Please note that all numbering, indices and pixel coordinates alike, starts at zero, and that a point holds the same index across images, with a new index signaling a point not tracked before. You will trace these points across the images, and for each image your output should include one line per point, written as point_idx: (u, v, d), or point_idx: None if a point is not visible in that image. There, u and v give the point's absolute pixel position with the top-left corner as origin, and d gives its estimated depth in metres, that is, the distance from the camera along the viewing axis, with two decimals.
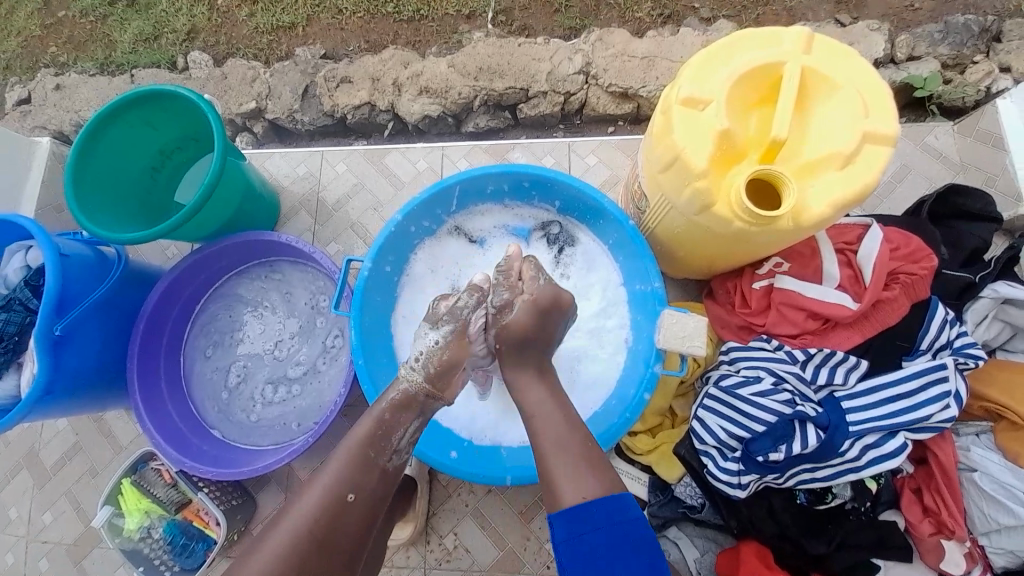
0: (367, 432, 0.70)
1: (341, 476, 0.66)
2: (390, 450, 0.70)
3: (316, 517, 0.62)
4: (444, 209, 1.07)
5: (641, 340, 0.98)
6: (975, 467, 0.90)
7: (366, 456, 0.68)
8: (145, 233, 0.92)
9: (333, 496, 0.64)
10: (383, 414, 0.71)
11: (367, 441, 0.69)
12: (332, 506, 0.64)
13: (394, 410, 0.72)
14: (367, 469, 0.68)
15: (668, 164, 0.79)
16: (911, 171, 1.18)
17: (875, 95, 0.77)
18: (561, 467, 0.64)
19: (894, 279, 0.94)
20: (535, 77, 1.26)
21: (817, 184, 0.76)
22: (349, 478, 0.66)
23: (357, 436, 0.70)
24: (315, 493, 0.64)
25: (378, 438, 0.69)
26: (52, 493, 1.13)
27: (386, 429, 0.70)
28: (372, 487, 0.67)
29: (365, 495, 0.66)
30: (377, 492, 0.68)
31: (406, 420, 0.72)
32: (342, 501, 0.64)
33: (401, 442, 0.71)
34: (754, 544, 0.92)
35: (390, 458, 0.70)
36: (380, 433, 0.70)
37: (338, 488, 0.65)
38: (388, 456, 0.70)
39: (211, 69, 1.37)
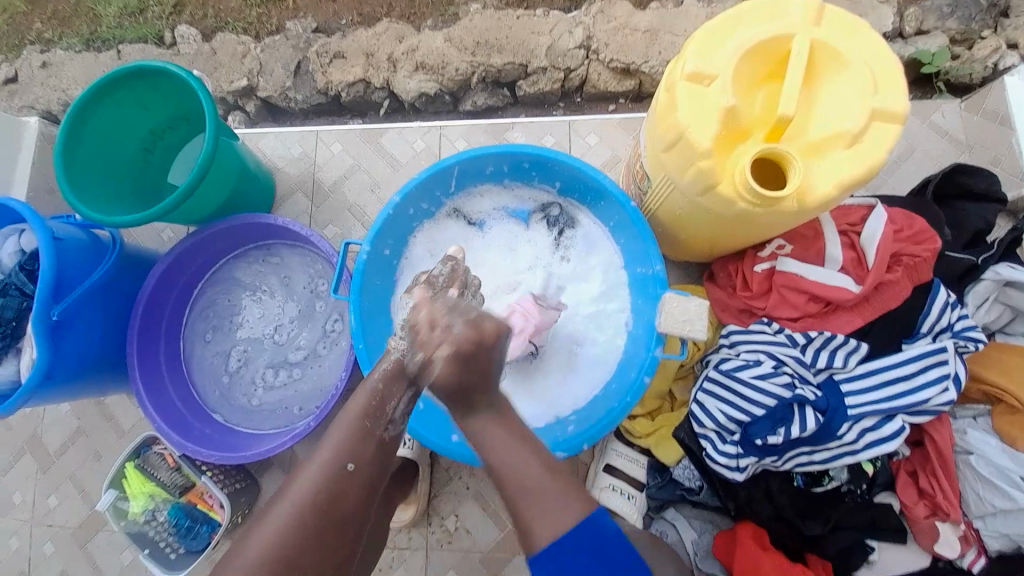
0: (362, 405, 0.67)
1: (338, 450, 0.65)
2: (387, 420, 0.67)
3: (315, 494, 0.61)
4: (443, 190, 1.05)
5: (642, 324, 0.97)
6: (972, 450, 0.91)
7: (363, 426, 0.66)
8: (139, 216, 0.91)
9: (331, 464, 0.64)
10: (376, 385, 0.68)
11: (363, 411, 0.67)
12: (331, 474, 0.63)
13: (388, 380, 0.68)
14: (365, 438, 0.66)
15: (671, 142, 0.78)
16: (917, 150, 1.16)
17: (885, 71, 0.75)
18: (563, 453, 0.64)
19: (897, 261, 0.94)
20: (535, 52, 1.22)
21: (823, 163, 0.75)
22: (347, 449, 0.65)
23: (353, 409, 0.67)
24: (313, 466, 0.64)
25: (373, 408, 0.67)
26: (56, 477, 1.14)
27: (380, 399, 0.67)
28: (372, 461, 0.65)
29: (365, 467, 0.65)
30: (377, 465, 0.66)
31: (398, 391, 0.68)
32: (342, 471, 0.64)
33: (397, 410, 0.68)
34: (751, 526, 0.94)
35: (387, 428, 0.67)
36: (374, 404, 0.67)
37: (335, 458, 0.64)
38: (384, 425, 0.67)
39: (200, 44, 1.32)
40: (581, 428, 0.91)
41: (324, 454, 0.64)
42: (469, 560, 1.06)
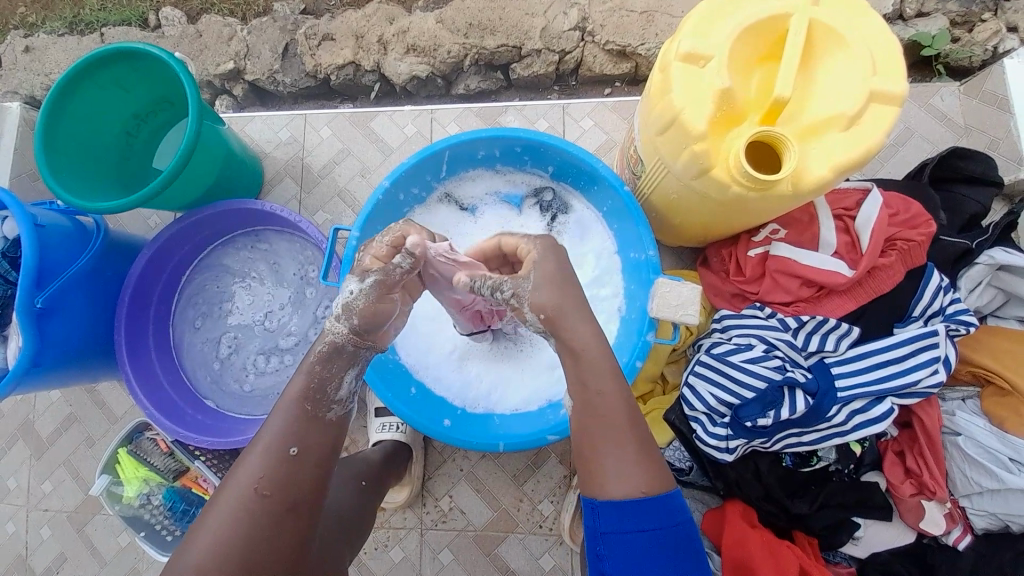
0: (301, 388, 0.68)
1: (282, 433, 0.65)
2: (329, 401, 0.68)
3: (264, 475, 0.62)
4: (434, 175, 1.04)
5: (635, 309, 0.96)
6: (959, 431, 0.92)
7: (304, 410, 0.67)
8: (124, 202, 0.89)
9: (274, 449, 0.64)
10: (313, 366, 0.69)
11: (302, 395, 0.67)
12: (274, 460, 0.63)
13: (325, 362, 0.69)
14: (309, 422, 0.67)
15: (666, 125, 0.76)
16: (914, 134, 1.15)
17: (885, 51, 0.73)
18: None
19: (891, 245, 0.93)
20: (528, 34, 1.19)
21: (819, 146, 0.73)
22: (289, 433, 0.65)
23: (290, 394, 0.68)
24: (256, 453, 0.64)
25: (313, 392, 0.68)
26: (50, 462, 1.14)
27: (321, 381, 0.69)
28: (318, 445, 0.66)
29: (310, 452, 0.65)
30: (323, 442, 0.67)
31: (342, 370, 0.70)
32: (285, 456, 0.64)
33: (340, 391, 0.70)
34: (740, 504, 0.95)
35: (331, 409, 0.68)
36: (315, 386, 0.68)
37: (278, 443, 0.64)
38: (327, 407, 0.68)
39: (184, 26, 1.29)
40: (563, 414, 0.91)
41: (267, 438, 0.65)
42: (463, 539, 1.07)
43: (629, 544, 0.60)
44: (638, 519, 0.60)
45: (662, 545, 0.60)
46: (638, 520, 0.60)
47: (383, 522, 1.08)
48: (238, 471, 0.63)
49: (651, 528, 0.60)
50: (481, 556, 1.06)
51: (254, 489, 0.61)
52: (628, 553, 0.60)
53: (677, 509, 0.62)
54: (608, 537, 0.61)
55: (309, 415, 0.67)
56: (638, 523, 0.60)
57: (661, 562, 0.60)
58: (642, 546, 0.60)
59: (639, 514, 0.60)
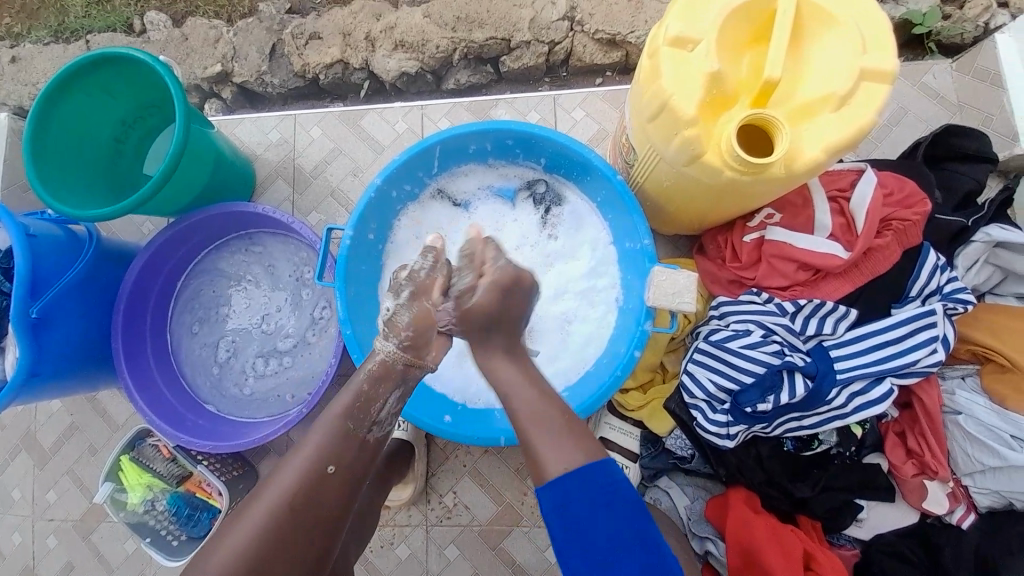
0: (345, 405, 0.67)
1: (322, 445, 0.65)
2: (370, 421, 0.68)
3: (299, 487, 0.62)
4: (426, 171, 1.03)
5: (632, 298, 0.96)
6: (960, 410, 0.92)
7: (345, 427, 0.67)
8: (113, 209, 0.88)
9: (313, 467, 0.64)
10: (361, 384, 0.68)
11: (345, 412, 0.67)
12: (312, 478, 0.63)
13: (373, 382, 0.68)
14: (346, 437, 0.66)
15: (656, 112, 0.75)
16: (907, 113, 1.14)
17: (875, 28, 0.73)
18: (551, 422, 0.65)
19: (886, 226, 0.93)
20: (517, 25, 1.18)
21: (811, 127, 0.73)
22: (327, 452, 0.65)
23: (334, 411, 0.67)
24: (298, 457, 0.64)
25: (356, 410, 0.67)
26: (53, 472, 1.14)
27: (366, 400, 0.67)
28: (353, 462, 0.66)
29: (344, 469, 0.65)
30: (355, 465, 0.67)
31: (386, 391, 0.68)
32: (322, 474, 0.64)
33: (382, 411, 0.68)
34: (743, 490, 0.95)
35: (370, 430, 0.68)
36: (360, 403, 0.67)
37: (318, 459, 0.64)
38: (368, 427, 0.68)
39: (170, 30, 1.28)
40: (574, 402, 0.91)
41: (309, 446, 0.65)
42: (469, 533, 1.07)
43: (576, 514, 0.60)
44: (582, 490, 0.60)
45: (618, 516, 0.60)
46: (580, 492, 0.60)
47: (387, 520, 1.09)
48: (274, 483, 0.63)
49: (595, 493, 0.60)
50: (487, 550, 1.07)
51: (287, 501, 0.62)
52: (578, 526, 0.59)
53: (610, 472, 0.61)
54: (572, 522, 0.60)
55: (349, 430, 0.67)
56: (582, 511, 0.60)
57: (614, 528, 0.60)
58: (589, 513, 0.59)
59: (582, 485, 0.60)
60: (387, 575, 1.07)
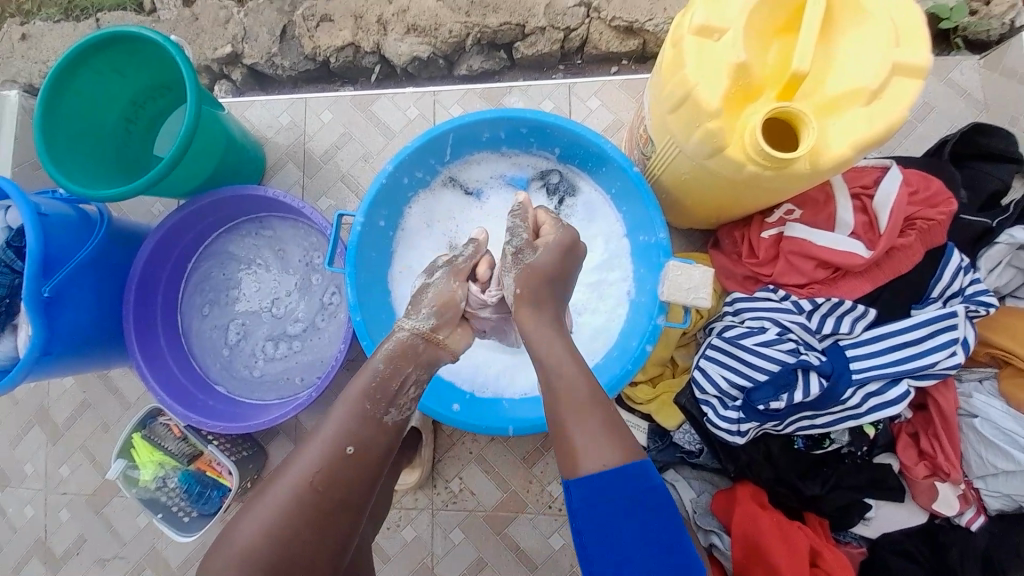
0: (363, 387, 0.68)
1: (338, 431, 0.65)
2: (387, 405, 0.68)
3: (317, 471, 0.62)
4: (438, 158, 1.01)
5: (645, 292, 0.95)
6: (976, 413, 0.91)
7: (364, 409, 0.67)
8: (126, 189, 0.87)
9: (331, 450, 0.63)
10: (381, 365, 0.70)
11: (363, 394, 0.67)
12: (332, 456, 0.63)
13: (391, 360, 0.70)
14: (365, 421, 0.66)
15: (678, 103, 0.73)
16: (933, 109, 1.10)
17: (909, 20, 0.70)
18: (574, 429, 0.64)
19: (910, 225, 0.90)
20: (532, 11, 1.15)
21: (838, 123, 0.70)
22: (346, 432, 0.64)
23: (353, 392, 0.68)
24: (316, 442, 0.64)
25: (375, 390, 0.68)
26: (63, 449, 1.15)
27: (383, 379, 0.69)
28: (373, 446, 0.65)
29: (368, 451, 0.65)
30: (378, 446, 0.66)
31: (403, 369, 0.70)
32: (342, 455, 0.63)
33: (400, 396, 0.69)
34: (750, 486, 0.94)
35: (388, 413, 0.68)
36: (376, 385, 0.68)
37: (335, 440, 0.64)
38: (385, 410, 0.68)
39: (180, 9, 1.26)
40: None
41: (325, 433, 0.65)
42: (475, 520, 1.08)
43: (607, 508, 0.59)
44: (612, 487, 0.59)
45: (651, 511, 0.59)
46: (608, 488, 0.59)
47: (394, 502, 1.09)
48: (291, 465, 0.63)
49: (629, 497, 0.59)
50: (492, 535, 1.07)
51: (308, 482, 0.61)
52: (608, 513, 0.59)
53: (647, 474, 0.60)
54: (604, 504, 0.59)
55: (362, 402, 0.67)
56: (617, 495, 0.59)
57: (642, 527, 0.58)
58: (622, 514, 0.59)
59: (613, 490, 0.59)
60: (392, 556, 1.08)
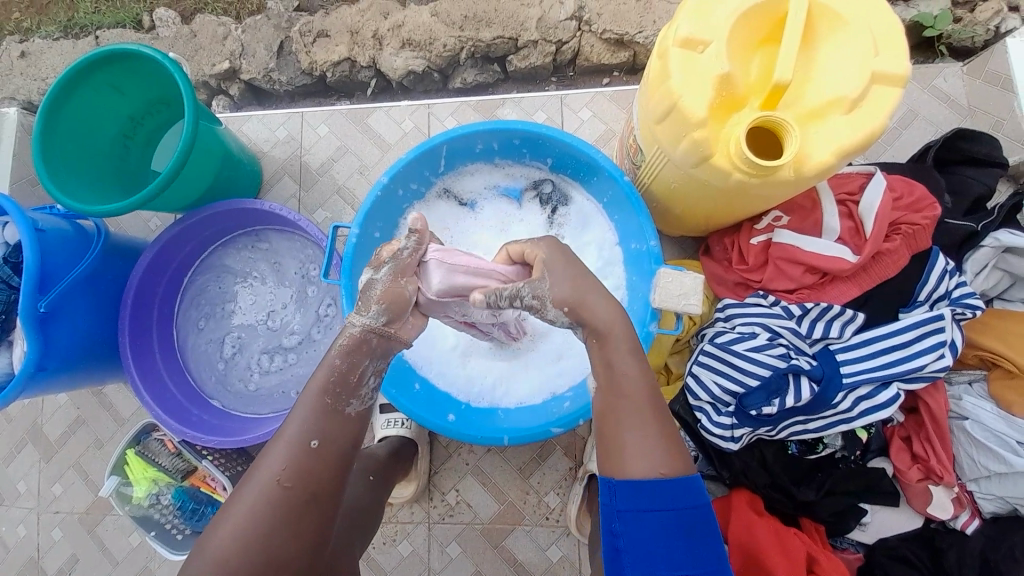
0: (321, 381, 0.66)
1: (304, 425, 0.64)
2: (348, 395, 0.67)
3: (283, 469, 0.61)
4: (432, 170, 1.03)
5: (637, 300, 0.96)
6: (967, 415, 0.92)
7: (324, 404, 0.65)
8: (122, 204, 0.88)
9: (294, 443, 0.63)
10: (333, 360, 0.67)
11: (321, 388, 0.66)
12: (296, 452, 0.62)
13: (345, 355, 0.68)
14: (344, 425, 0.66)
15: (665, 113, 0.75)
16: (917, 116, 1.13)
17: (887, 31, 0.72)
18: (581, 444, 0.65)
19: (895, 230, 0.92)
20: (525, 25, 1.18)
21: (821, 130, 0.72)
22: (309, 426, 0.64)
23: (312, 387, 0.66)
24: (281, 443, 0.63)
25: (333, 385, 0.66)
26: (59, 465, 1.15)
27: (341, 375, 0.67)
28: (340, 438, 0.65)
29: (332, 444, 0.64)
30: (344, 437, 0.65)
31: (359, 361, 0.68)
32: (306, 448, 0.63)
33: (362, 385, 0.68)
34: (745, 492, 0.95)
35: (349, 403, 0.67)
36: (335, 378, 0.66)
37: (300, 435, 0.64)
38: (347, 401, 0.67)
39: (179, 27, 1.28)
40: (575, 403, 0.90)
41: (288, 432, 0.64)
42: (471, 531, 1.07)
43: (645, 519, 0.60)
44: (660, 498, 0.60)
45: (687, 526, 0.60)
46: (654, 499, 0.60)
47: (390, 517, 1.09)
48: (257, 468, 0.62)
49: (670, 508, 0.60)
50: (488, 548, 1.07)
51: (276, 481, 0.61)
52: (648, 522, 0.60)
53: (695, 492, 0.62)
54: (641, 514, 0.60)
55: (353, 413, 0.66)
56: (655, 502, 0.60)
57: (677, 540, 0.59)
58: (659, 523, 0.60)
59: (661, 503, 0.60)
60: (389, 571, 1.07)
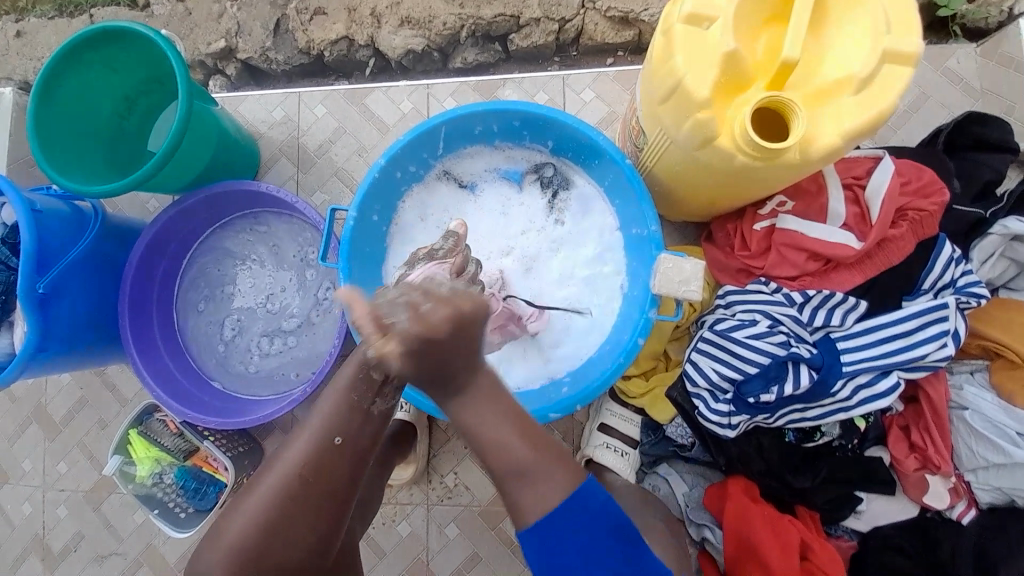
0: (352, 377, 0.65)
1: (327, 421, 0.64)
2: (374, 394, 0.64)
3: (304, 462, 0.62)
4: (430, 152, 1.01)
5: (637, 286, 0.95)
6: (967, 405, 0.91)
7: (351, 400, 0.64)
8: (118, 185, 0.87)
9: (319, 437, 0.63)
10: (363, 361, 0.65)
11: (349, 385, 0.65)
12: (320, 447, 0.63)
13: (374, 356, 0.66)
14: (353, 413, 0.64)
15: (667, 93, 0.73)
16: (929, 98, 1.10)
17: (900, 7, 0.69)
18: (521, 452, 0.59)
19: (901, 216, 0.90)
20: (527, 2, 1.14)
21: (829, 112, 0.70)
22: (333, 423, 0.64)
23: (338, 384, 0.65)
24: (302, 438, 0.64)
25: (359, 383, 0.64)
26: (63, 445, 1.17)
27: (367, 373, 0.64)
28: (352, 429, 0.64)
29: (356, 439, 0.64)
30: (364, 435, 0.64)
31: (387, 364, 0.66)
32: (331, 445, 0.63)
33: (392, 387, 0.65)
34: (741, 479, 0.95)
35: (374, 402, 0.65)
36: (364, 377, 0.64)
37: (324, 431, 0.64)
38: (373, 399, 0.64)
39: (173, 4, 1.25)
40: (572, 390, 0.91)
41: (312, 425, 0.65)
42: (468, 513, 1.09)
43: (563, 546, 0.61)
44: (566, 522, 0.61)
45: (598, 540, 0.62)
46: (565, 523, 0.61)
47: (389, 498, 1.10)
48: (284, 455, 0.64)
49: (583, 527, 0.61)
50: (486, 530, 1.08)
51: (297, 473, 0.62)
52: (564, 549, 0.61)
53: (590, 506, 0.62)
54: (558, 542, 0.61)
55: (348, 399, 0.66)
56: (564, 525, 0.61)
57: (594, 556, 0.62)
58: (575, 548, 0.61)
59: (571, 518, 0.61)
60: (387, 552, 1.09)
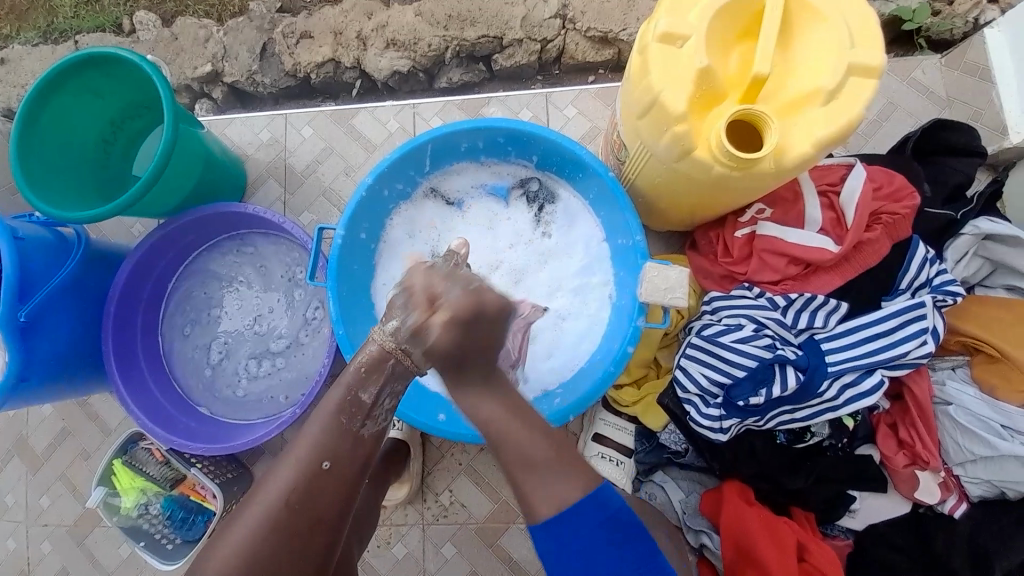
0: (337, 402, 0.66)
1: (314, 447, 0.64)
2: (364, 417, 0.67)
3: (290, 491, 0.61)
4: (417, 170, 1.03)
5: (625, 295, 0.96)
6: (951, 401, 0.94)
7: (339, 423, 0.66)
8: (104, 209, 0.87)
9: (306, 464, 0.63)
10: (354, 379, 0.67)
11: (336, 409, 0.66)
12: (306, 476, 0.62)
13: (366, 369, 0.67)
14: (342, 436, 0.65)
15: (646, 108, 0.75)
16: (896, 108, 1.15)
17: (861, 22, 0.73)
18: (538, 450, 0.64)
19: (876, 219, 0.93)
20: (509, 23, 1.18)
21: (800, 122, 0.73)
22: (320, 448, 0.64)
23: (326, 408, 0.66)
24: (286, 465, 0.63)
25: (348, 406, 0.66)
26: (46, 477, 1.13)
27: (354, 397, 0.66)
28: (343, 453, 0.65)
29: (342, 465, 0.64)
30: (354, 456, 0.65)
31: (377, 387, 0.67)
32: (318, 471, 0.63)
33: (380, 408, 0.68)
34: (736, 482, 0.96)
35: (364, 424, 0.67)
36: (350, 400, 0.66)
37: (311, 457, 0.63)
38: (362, 422, 0.66)
39: (159, 31, 1.26)
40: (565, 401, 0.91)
41: (297, 454, 0.64)
42: (465, 532, 1.07)
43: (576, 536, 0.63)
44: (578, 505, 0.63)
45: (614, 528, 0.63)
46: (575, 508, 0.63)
47: (384, 519, 1.08)
48: (270, 483, 0.63)
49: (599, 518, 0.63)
50: (483, 547, 1.07)
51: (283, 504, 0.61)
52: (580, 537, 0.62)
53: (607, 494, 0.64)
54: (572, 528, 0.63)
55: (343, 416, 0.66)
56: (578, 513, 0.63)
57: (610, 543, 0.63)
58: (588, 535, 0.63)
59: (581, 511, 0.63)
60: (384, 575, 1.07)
